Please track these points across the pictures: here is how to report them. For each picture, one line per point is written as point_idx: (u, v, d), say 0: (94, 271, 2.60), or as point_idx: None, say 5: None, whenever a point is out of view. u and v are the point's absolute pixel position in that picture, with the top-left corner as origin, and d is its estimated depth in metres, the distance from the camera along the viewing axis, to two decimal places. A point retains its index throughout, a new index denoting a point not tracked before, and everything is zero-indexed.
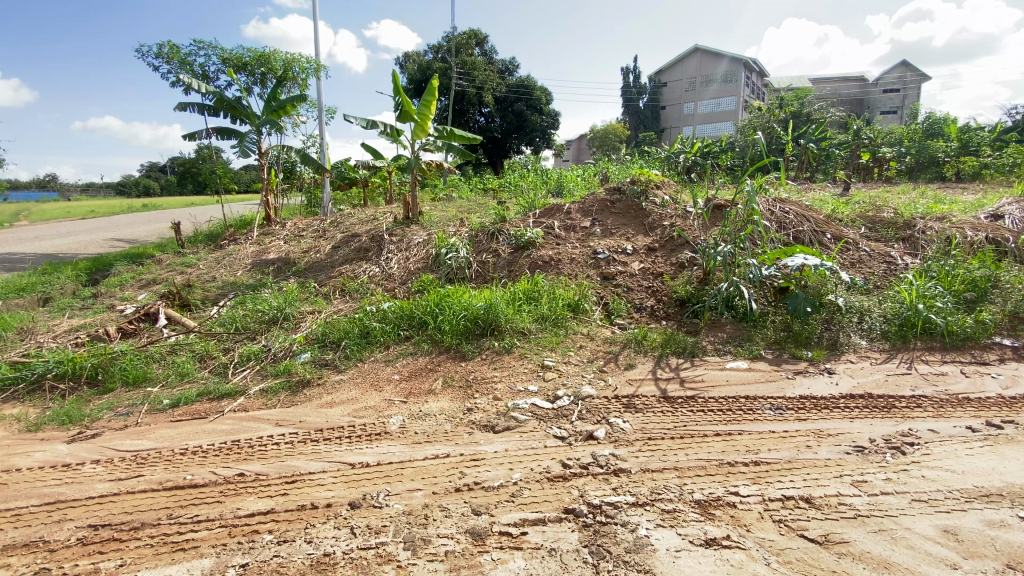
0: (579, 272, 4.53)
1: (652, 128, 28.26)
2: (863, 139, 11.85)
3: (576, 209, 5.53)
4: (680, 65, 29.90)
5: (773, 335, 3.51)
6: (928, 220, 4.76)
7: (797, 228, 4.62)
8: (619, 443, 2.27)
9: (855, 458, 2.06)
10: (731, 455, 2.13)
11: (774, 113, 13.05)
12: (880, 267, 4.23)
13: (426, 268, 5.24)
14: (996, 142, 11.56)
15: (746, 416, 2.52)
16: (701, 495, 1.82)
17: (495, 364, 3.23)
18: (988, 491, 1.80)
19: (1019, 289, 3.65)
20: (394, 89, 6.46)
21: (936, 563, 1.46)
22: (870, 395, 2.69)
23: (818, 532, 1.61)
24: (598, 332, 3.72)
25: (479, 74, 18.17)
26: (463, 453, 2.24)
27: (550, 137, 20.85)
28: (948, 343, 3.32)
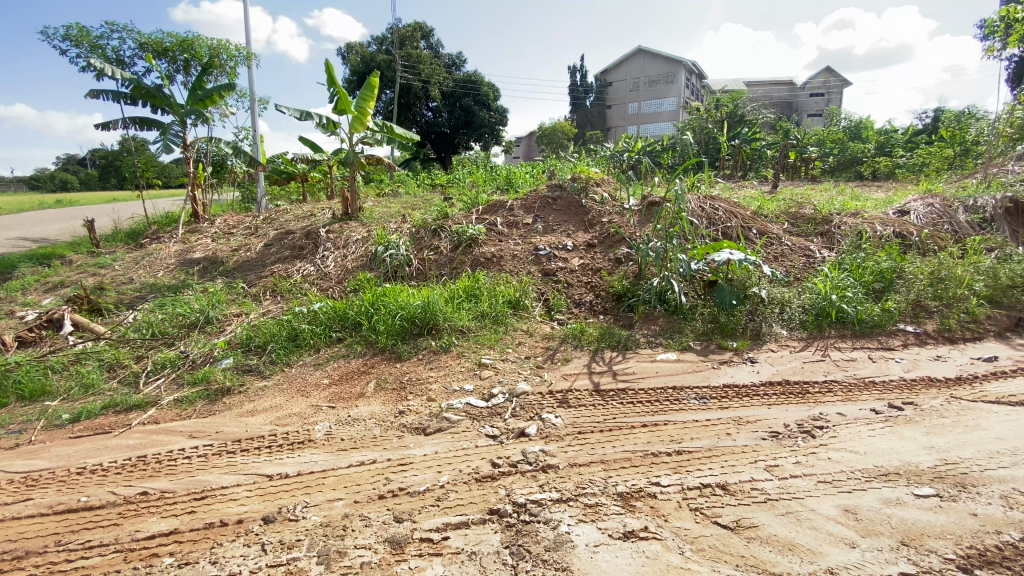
0: (520, 269, 4.51)
1: (599, 126, 28.76)
2: (792, 140, 12.54)
3: (519, 205, 5.54)
4: (624, 66, 30.63)
5: (702, 327, 3.64)
6: (844, 217, 5.09)
7: (726, 224, 4.83)
8: (549, 439, 2.27)
9: (769, 444, 2.16)
10: (656, 446, 2.17)
11: (711, 114, 13.58)
12: (800, 261, 4.49)
13: (364, 267, 5.06)
14: (907, 144, 12.51)
15: (672, 406, 2.59)
16: (624, 488, 1.85)
17: (431, 364, 3.15)
18: (887, 470, 1.92)
19: (921, 279, 3.96)
20: (329, 79, 6.19)
21: (835, 543, 1.53)
22: (787, 382, 2.84)
23: (730, 518, 1.66)
24: (537, 328, 3.73)
25: (425, 68, 17.85)
26: (390, 458, 2.16)
27: (499, 134, 20.78)
28: (859, 330, 3.55)
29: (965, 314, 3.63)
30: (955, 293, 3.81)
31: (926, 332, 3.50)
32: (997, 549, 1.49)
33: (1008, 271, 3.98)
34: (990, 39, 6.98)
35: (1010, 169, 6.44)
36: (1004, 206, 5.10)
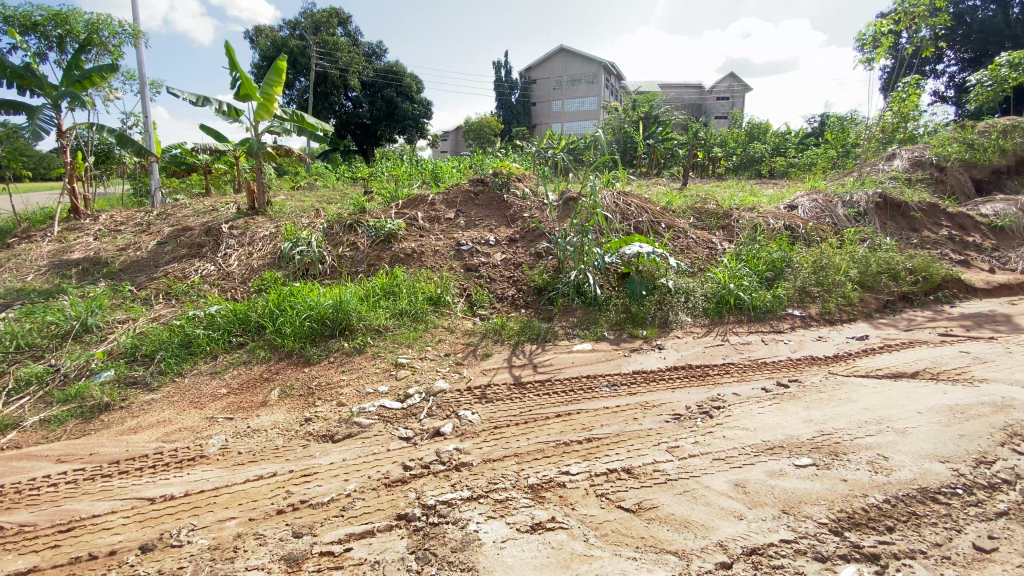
0: (441, 264, 4.43)
1: (524, 122, 29.04)
2: (700, 140, 13.40)
3: (440, 200, 5.42)
4: (546, 63, 31.12)
5: (616, 317, 3.78)
6: (742, 212, 5.49)
7: (638, 219, 5.06)
8: (464, 436, 2.23)
9: (672, 426, 2.29)
10: (568, 435, 2.22)
11: (628, 114, 14.14)
12: (704, 252, 4.79)
13: (271, 265, 4.73)
14: (799, 146, 13.77)
15: (586, 395, 2.66)
16: (534, 479, 1.86)
17: (343, 366, 3.00)
18: (772, 444, 2.08)
19: (806, 267, 4.37)
20: (231, 63, 5.69)
21: (725, 516, 1.63)
22: (690, 366, 3.02)
23: (633, 501, 1.73)
24: (459, 325, 3.68)
25: (343, 56, 17.04)
26: (292, 469, 2.03)
27: (423, 126, 20.32)
28: (754, 315, 3.85)
29: (842, 298, 4.04)
30: (833, 280, 4.23)
31: (810, 315, 3.86)
32: (863, 510, 1.63)
33: (876, 259, 4.48)
34: (863, 51, 7.82)
35: (880, 168, 7.26)
36: (874, 201, 5.73)
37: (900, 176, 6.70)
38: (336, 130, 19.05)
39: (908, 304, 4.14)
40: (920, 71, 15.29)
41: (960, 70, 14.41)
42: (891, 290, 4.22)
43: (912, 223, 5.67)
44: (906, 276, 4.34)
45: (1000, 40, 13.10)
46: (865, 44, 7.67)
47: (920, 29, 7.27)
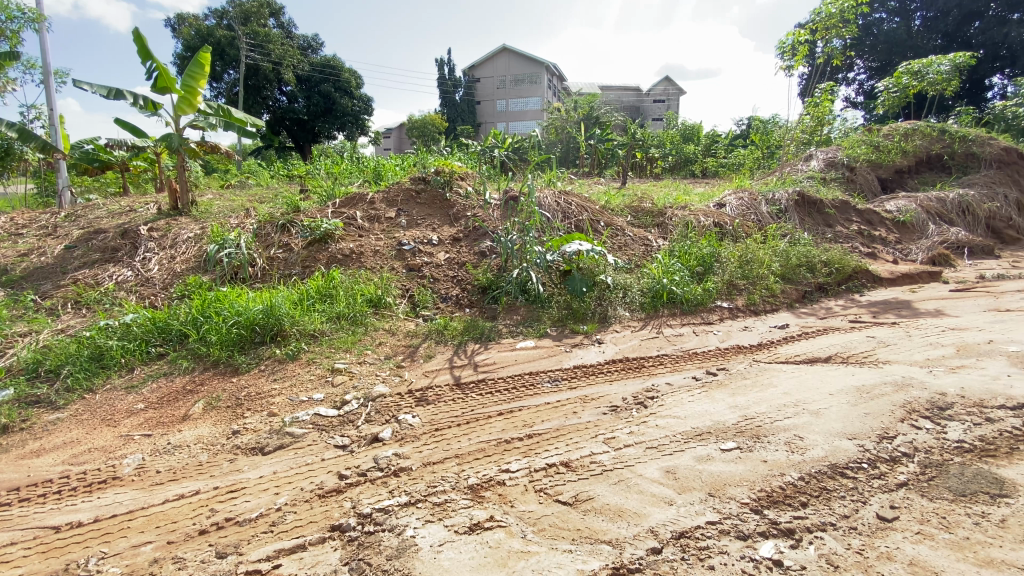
0: (382, 265, 4.31)
1: (469, 120, 28.88)
2: (637, 141, 13.88)
3: (380, 198, 5.25)
4: (489, 62, 31.13)
5: (557, 314, 3.84)
6: (675, 210, 5.73)
7: (578, 217, 5.16)
8: (404, 440, 2.19)
9: (609, 418, 2.36)
10: (509, 432, 2.23)
11: (570, 114, 14.38)
12: (640, 250, 4.97)
13: (196, 269, 4.45)
14: (728, 148, 14.56)
15: (527, 391, 2.69)
16: (474, 479, 1.86)
17: (275, 374, 2.87)
18: (701, 430, 2.19)
19: (733, 262, 4.62)
20: (142, 52, 5.28)
21: (656, 503, 1.70)
22: (627, 359, 3.12)
23: (570, 493, 1.77)
24: (400, 326, 3.60)
25: (275, 48, 16.25)
26: (217, 486, 1.92)
27: (363, 123, 19.80)
28: (686, 308, 4.03)
29: (765, 290, 4.31)
30: (757, 273, 4.50)
31: (737, 306, 4.08)
32: (781, 488, 1.74)
33: (795, 253, 4.81)
34: (783, 58, 8.35)
35: (799, 168, 7.80)
36: (794, 199, 6.14)
37: (816, 176, 7.22)
38: (271, 126, 18.20)
39: (823, 293, 4.47)
40: (833, 79, 16.55)
41: (868, 79, 15.69)
42: (808, 281, 4.54)
43: (827, 219, 6.12)
44: (822, 268, 4.68)
45: (903, 51, 14.30)
46: (785, 51, 8.19)
47: (832, 39, 7.86)
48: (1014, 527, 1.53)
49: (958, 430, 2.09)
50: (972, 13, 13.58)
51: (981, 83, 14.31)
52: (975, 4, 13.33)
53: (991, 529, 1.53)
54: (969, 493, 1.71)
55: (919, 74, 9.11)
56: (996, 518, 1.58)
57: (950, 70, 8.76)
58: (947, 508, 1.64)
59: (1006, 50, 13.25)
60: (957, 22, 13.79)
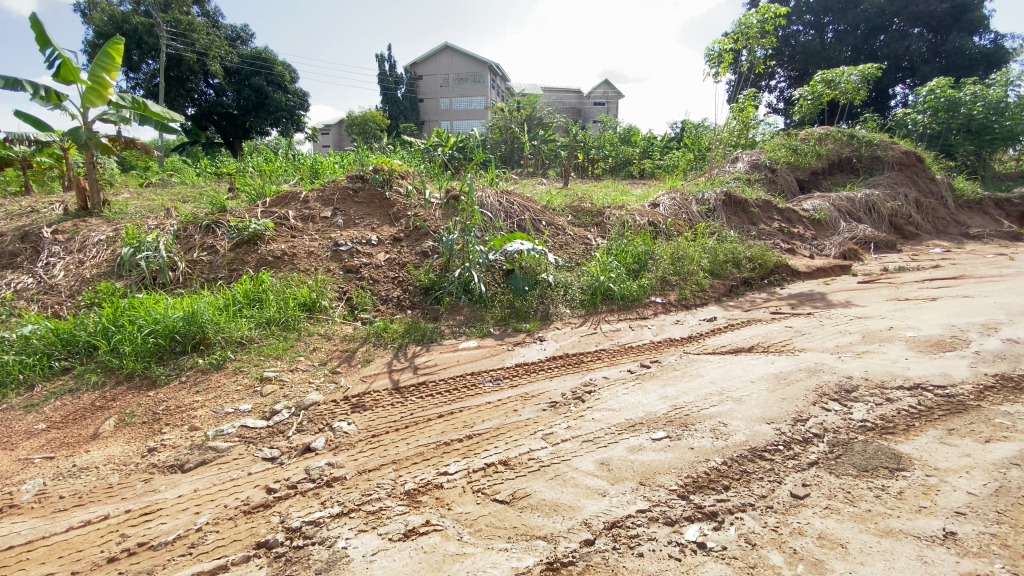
0: (317, 266, 4.14)
1: (411, 118, 28.36)
2: (578, 142, 14.18)
3: (314, 197, 5.02)
4: (431, 60, 30.76)
5: (500, 313, 3.86)
6: (613, 209, 5.89)
7: (520, 217, 5.20)
8: (339, 448, 2.12)
9: (547, 414, 2.40)
10: (449, 434, 2.21)
11: (513, 115, 14.48)
12: (580, 248, 5.08)
13: (109, 275, 4.10)
14: (664, 150, 15.18)
15: (468, 392, 2.68)
16: (412, 484, 1.83)
17: (198, 385, 2.69)
18: (635, 421, 2.27)
19: (666, 259, 4.82)
20: (42, 39, 4.80)
21: (590, 495, 1.74)
22: (567, 355, 3.18)
23: (508, 492, 1.78)
24: (337, 330, 3.48)
25: (200, 38, 15.25)
26: (130, 508, 1.79)
27: (299, 119, 19.02)
28: (623, 304, 4.16)
29: (696, 285, 4.52)
30: (689, 269, 4.71)
31: (670, 301, 4.26)
32: (706, 473, 1.84)
33: (723, 249, 5.07)
34: (711, 65, 8.80)
35: (726, 169, 8.24)
36: (721, 199, 6.48)
37: (742, 176, 7.67)
38: (196, 120, 17.11)
39: (748, 287, 4.76)
40: (757, 86, 17.64)
41: (788, 87, 16.85)
42: (734, 276, 4.81)
43: (752, 217, 6.51)
44: (746, 264, 4.97)
45: (818, 61, 15.42)
46: (713, 58, 8.63)
47: (754, 49, 8.36)
48: (909, 498, 1.69)
49: (862, 410, 2.28)
50: (878, 28, 14.86)
51: (885, 92, 15.68)
52: (880, 19, 14.58)
53: (889, 501, 1.68)
54: (871, 468, 1.87)
55: (832, 83, 9.86)
56: (893, 491, 1.74)
57: (858, 80, 9.53)
58: (852, 483, 1.79)
59: (907, 62, 14.57)
60: (864, 36, 15.07)
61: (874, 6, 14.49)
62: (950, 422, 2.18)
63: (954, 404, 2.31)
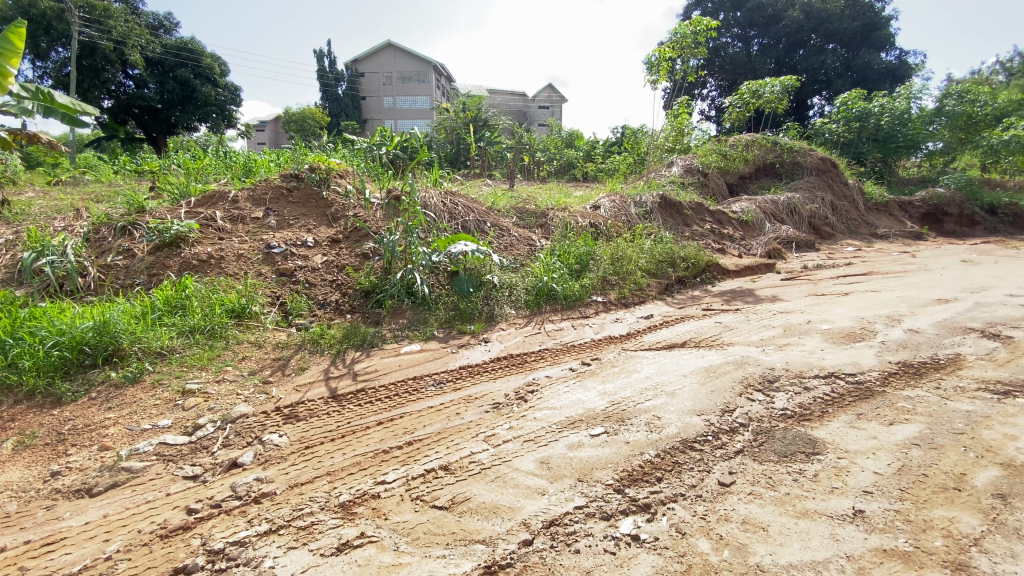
0: (248, 270, 3.92)
1: (353, 117, 27.54)
2: (523, 145, 14.32)
3: (244, 196, 4.75)
4: (373, 58, 30.03)
5: (444, 315, 3.82)
6: (556, 211, 5.98)
7: (464, 218, 5.17)
8: (269, 462, 2.02)
9: (490, 415, 2.39)
10: (388, 442, 2.16)
11: (458, 116, 14.40)
12: (524, 249, 5.13)
13: (7, 282, 3.69)
14: (606, 153, 15.62)
15: (410, 397, 2.62)
16: (347, 496, 1.77)
17: (111, 401, 2.48)
18: (574, 419, 2.31)
19: (606, 259, 4.95)
20: None
21: (530, 494, 1.75)
22: (510, 356, 3.19)
23: (447, 497, 1.76)
24: (270, 337, 3.32)
25: (117, 25, 14.11)
26: (28, 540, 1.62)
27: (230, 114, 18.09)
28: (566, 304, 4.23)
29: (634, 284, 4.67)
30: (627, 269, 4.85)
31: (610, 300, 4.37)
32: (640, 467, 1.90)
33: (660, 250, 5.27)
34: (649, 72, 9.11)
35: (663, 173, 8.58)
36: (658, 201, 6.73)
37: (677, 180, 8.01)
38: (114, 113, 15.85)
39: (683, 286, 4.98)
40: (691, 93, 18.48)
41: (719, 96, 17.78)
42: (670, 276, 5.01)
43: (686, 219, 6.80)
44: (681, 263, 5.19)
45: (744, 72, 16.36)
46: (651, 66, 8.94)
47: (688, 58, 8.76)
48: (823, 479, 1.82)
49: (783, 399, 2.44)
50: (797, 43, 15.97)
51: (805, 103, 16.88)
52: (800, 34, 15.69)
53: (806, 483, 1.80)
54: (789, 453, 2.00)
55: (757, 93, 10.48)
56: (809, 474, 1.86)
57: (780, 91, 10.19)
58: (773, 469, 1.90)
59: (823, 75, 15.70)
60: (786, 50, 16.14)
61: (793, 23, 15.55)
62: (860, 407, 2.36)
63: (863, 390, 2.52)
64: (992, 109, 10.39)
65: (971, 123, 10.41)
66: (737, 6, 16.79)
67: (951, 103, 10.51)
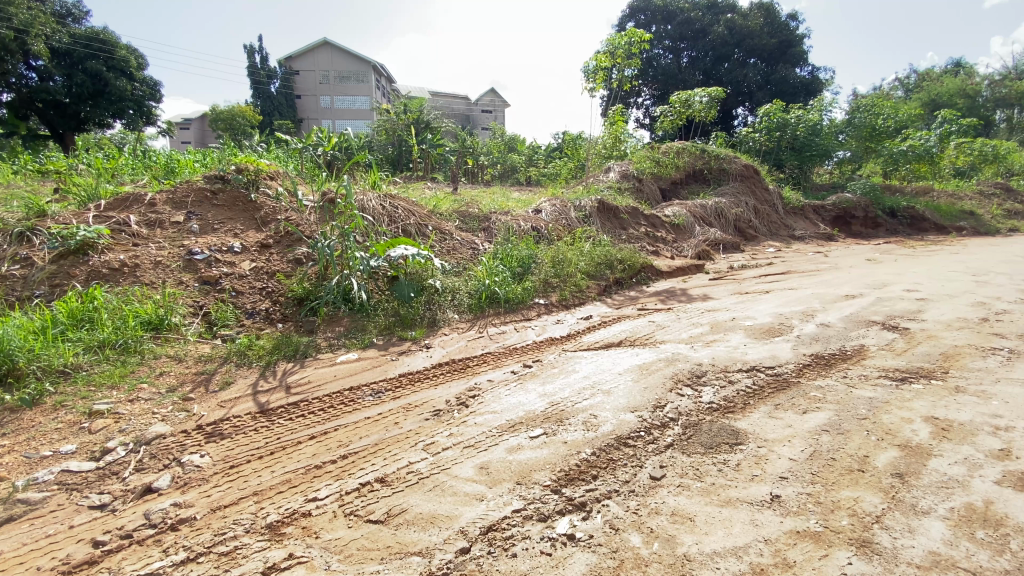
0: (168, 278, 3.66)
1: (287, 116, 26.37)
2: (466, 149, 14.30)
3: (162, 199, 4.41)
4: (308, 56, 28.97)
5: (384, 321, 3.74)
6: (498, 215, 6.00)
7: (405, 221, 5.09)
8: (189, 485, 1.89)
9: (430, 423, 2.36)
10: (321, 456, 2.08)
11: (399, 118, 14.17)
12: (467, 253, 5.11)
13: None
14: (548, 157, 15.91)
15: (346, 408, 2.54)
16: (276, 516, 1.69)
17: (3, 427, 2.23)
18: (515, 422, 2.32)
19: (548, 262, 5.03)
20: None
21: (468, 501, 1.74)
22: (452, 361, 3.17)
23: (382, 511, 1.72)
24: (192, 351, 3.11)
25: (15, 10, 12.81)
26: None
27: (150, 111, 16.85)
28: (509, 307, 4.26)
29: (574, 286, 4.78)
30: (568, 271, 4.96)
31: (551, 303, 4.45)
32: (576, 466, 1.94)
33: (599, 252, 5.42)
34: (586, 80, 9.36)
35: (601, 178, 8.84)
36: (596, 206, 6.92)
37: (615, 185, 8.28)
38: (11, 107, 14.32)
39: (621, 287, 5.15)
40: (627, 101, 19.17)
41: (653, 105, 18.54)
42: (608, 277, 5.16)
43: (623, 222, 7.03)
44: (618, 265, 5.36)
45: (675, 83, 17.18)
46: (588, 74, 9.18)
47: (623, 68, 9.08)
48: (744, 468, 1.94)
49: (710, 393, 2.57)
50: (722, 56, 16.95)
51: (730, 113, 17.96)
52: (725, 49, 16.67)
53: (729, 473, 1.91)
54: (715, 445, 2.11)
55: (687, 102, 11.02)
56: (732, 464, 1.97)
57: (708, 101, 10.77)
58: (700, 461, 2.00)
59: (746, 88, 16.76)
60: (712, 63, 17.10)
61: (718, 38, 16.51)
62: (777, 397, 2.54)
63: (781, 381, 2.71)
64: (892, 122, 11.49)
65: (875, 134, 11.47)
66: (667, 19, 17.56)
67: (858, 115, 11.52)
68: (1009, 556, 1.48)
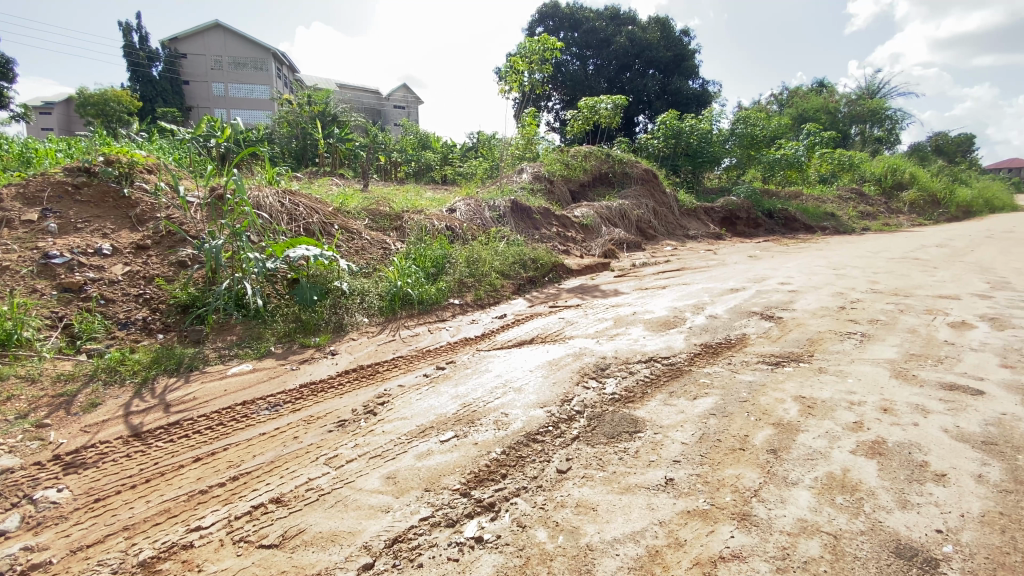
0: (17, 286, 3.14)
1: (173, 103, 23.86)
2: (377, 145, 13.82)
3: (7, 193, 3.78)
4: (196, 39, 26.39)
5: (284, 328, 3.50)
6: (411, 213, 5.87)
7: (307, 220, 4.80)
8: (43, 525, 1.64)
9: (334, 435, 2.24)
10: (207, 480, 1.90)
11: (304, 110, 13.38)
12: (377, 253, 4.94)
13: None
14: (462, 155, 15.87)
15: (239, 425, 2.34)
16: (149, 553, 1.52)
17: None
18: (425, 426, 2.28)
19: (462, 261, 5.00)
20: None
21: (372, 514, 1.68)
22: (360, 367, 3.05)
23: (277, 533, 1.60)
24: (49, 369, 2.70)
25: None
26: None
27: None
28: (422, 308, 4.18)
29: (488, 286, 4.80)
30: (482, 271, 4.97)
31: (466, 303, 4.44)
32: (486, 466, 1.94)
33: (512, 252, 5.49)
34: (499, 82, 9.42)
35: (514, 179, 8.97)
36: (509, 206, 7.01)
37: (527, 186, 8.45)
38: None
39: (534, 285, 5.25)
40: (539, 104, 19.64)
41: (563, 108, 19.14)
42: (521, 276, 5.24)
43: (534, 222, 7.18)
44: (531, 264, 5.47)
45: (582, 89, 17.86)
46: (500, 75, 9.24)
47: (534, 72, 9.26)
48: (642, 455, 2.06)
49: (612, 384, 2.70)
50: (624, 65, 17.91)
51: (633, 119, 19.04)
52: (627, 58, 17.62)
53: (629, 460, 2.02)
54: (616, 435, 2.22)
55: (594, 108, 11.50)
56: (631, 451, 2.09)
57: (612, 108, 11.33)
58: (603, 451, 2.09)
59: (646, 97, 17.84)
60: (616, 71, 18.00)
61: (620, 48, 17.41)
62: (672, 385, 2.73)
63: (675, 370, 2.92)
64: (769, 133, 12.83)
65: (755, 143, 12.74)
66: (574, 26, 18.21)
67: (741, 126, 12.74)
68: (861, 517, 1.70)
